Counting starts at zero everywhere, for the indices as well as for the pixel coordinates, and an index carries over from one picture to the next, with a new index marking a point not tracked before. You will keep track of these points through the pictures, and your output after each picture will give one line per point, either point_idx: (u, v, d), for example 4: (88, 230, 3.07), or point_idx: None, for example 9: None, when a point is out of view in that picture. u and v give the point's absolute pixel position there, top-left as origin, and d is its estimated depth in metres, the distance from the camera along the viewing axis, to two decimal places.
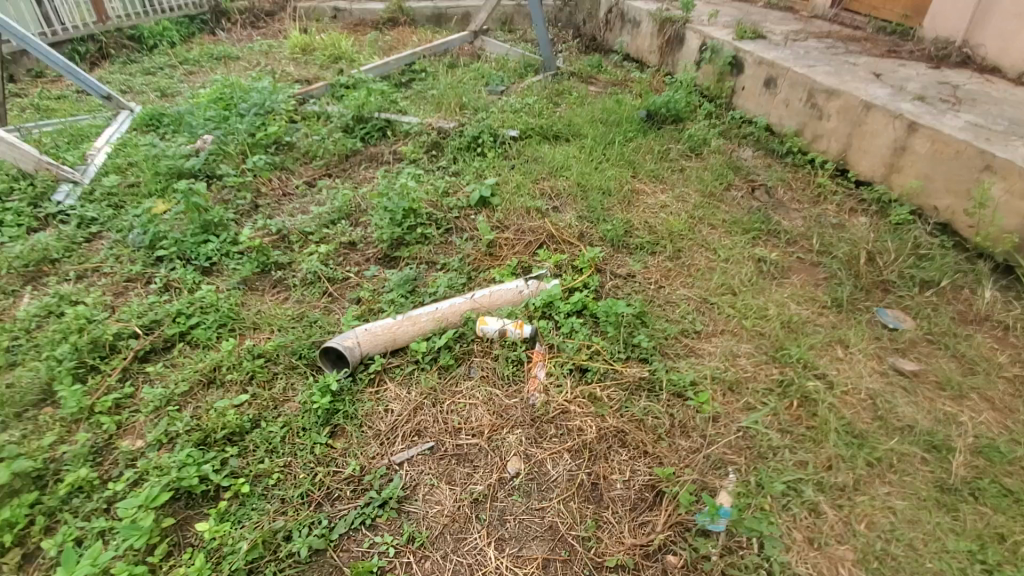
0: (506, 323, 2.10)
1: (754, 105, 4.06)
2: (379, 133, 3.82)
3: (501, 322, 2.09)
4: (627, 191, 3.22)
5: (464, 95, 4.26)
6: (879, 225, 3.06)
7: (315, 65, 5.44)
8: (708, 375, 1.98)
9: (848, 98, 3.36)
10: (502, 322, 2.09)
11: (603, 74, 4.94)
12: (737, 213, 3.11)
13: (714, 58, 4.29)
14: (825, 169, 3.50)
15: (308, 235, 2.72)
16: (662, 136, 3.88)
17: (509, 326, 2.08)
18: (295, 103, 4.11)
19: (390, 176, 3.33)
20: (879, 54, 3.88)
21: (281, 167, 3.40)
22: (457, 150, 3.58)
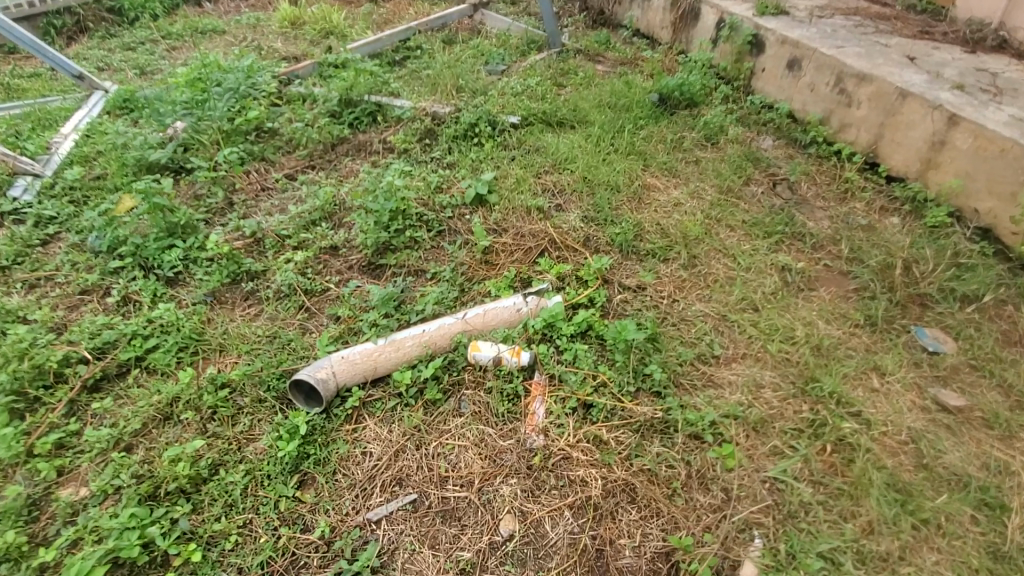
0: (501, 350, 1.86)
1: (774, 88, 3.73)
2: (369, 118, 3.51)
3: (496, 349, 1.86)
4: (638, 187, 2.94)
5: (461, 76, 3.94)
6: (912, 228, 2.79)
7: (305, 40, 5.09)
8: (728, 413, 1.75)
9: (882, 85, 3.04)
10: (497, 349, 1.86)
11: (612, 51, 4.59)
12: (757, 213, 2.83)
13: (732, 36, 3.93)
14: (852, 163, 3.19)
15: (284, 239, 2.47)
16: (675, 122, 3.57)
17: (505, 353, 1.85)
18: (279, 84, 3.80)
19: (379, 169, 3.05)
20: (913, 34, 3.54)
21: (260, 158, 3.12)
22: (452, 138, 3.29)
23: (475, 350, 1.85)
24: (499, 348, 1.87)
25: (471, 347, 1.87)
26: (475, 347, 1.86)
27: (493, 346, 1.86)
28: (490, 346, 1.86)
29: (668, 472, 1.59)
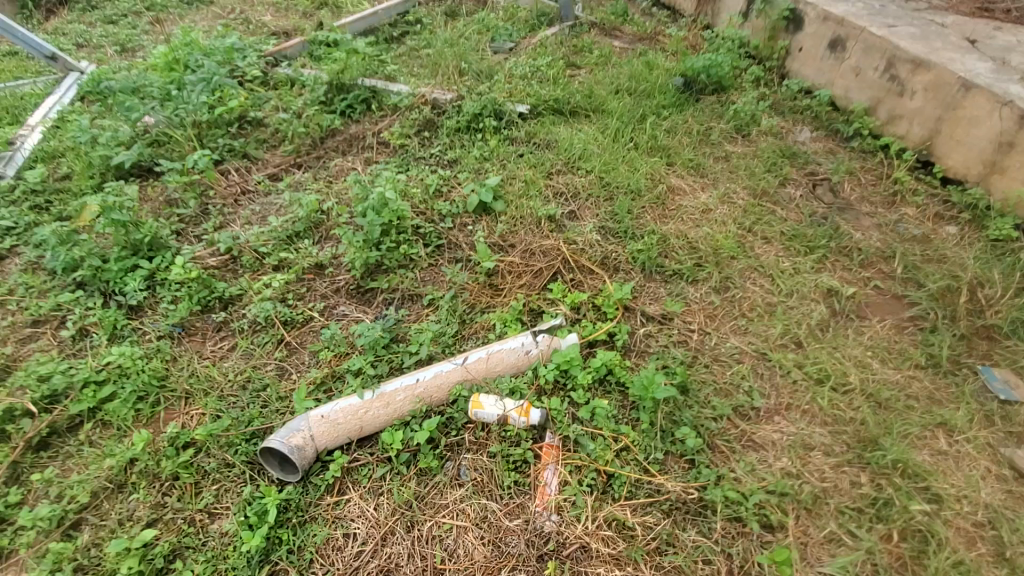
0: (507, 406, 1.60)
1: (813, 70, 3.33)
2: (363, 105, 3.14)
3: (501, 405, 1.60)
4: (661, 190, 2.58)
5: (465, 56, 3.56)
6: (972, 240, 2.46)
7: (297, 13, 4.68)
8: (773, 488, 1.49)
9: (941, 73, 2.67)
10: (502, 405, 1.60)
11: (630, 25, 4.17)
12: (795, 223, 2.51)
13: (766, 11, 3.52)
14: (903, 161, 2.82)
15: (263, 258, 2.20)
16: (701, 110, 3.20)
17: (512, 409, 1.59)
18: (264, 65, 3.44)
19: (372, 169, 2.73)
20: (971, 11, 3.13)
21: (242, 155, 2.82)
22: (453, 131, 2.95)
23: (477, 406, 1.59)
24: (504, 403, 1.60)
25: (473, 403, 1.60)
26: (476, 402, 1.60)
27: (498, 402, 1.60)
28: (494, 401, 1.60)
29: (705, 569, 1.34)
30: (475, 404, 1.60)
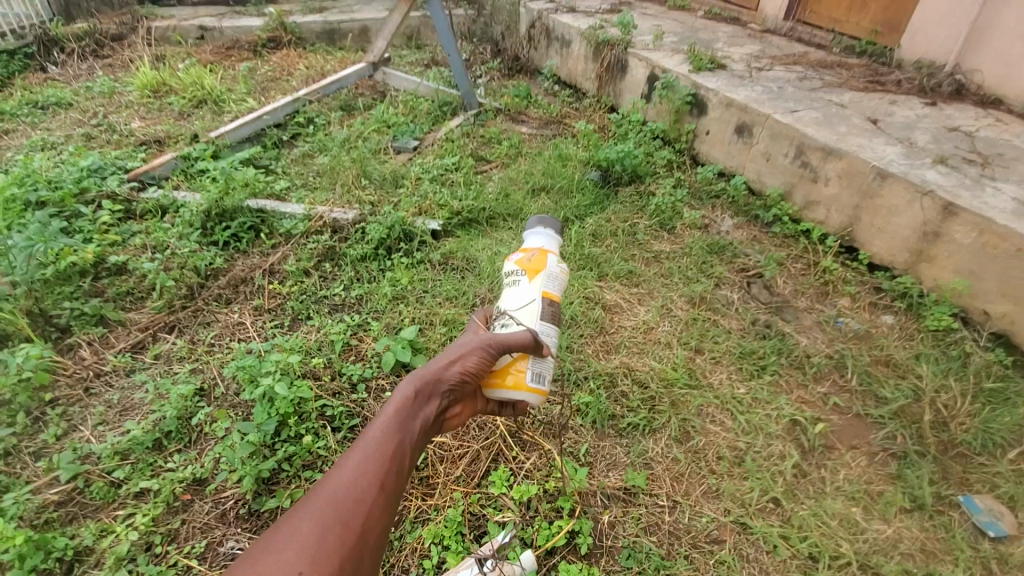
0: (547, 362, 1.32)
1: (722, 155, 3.15)
2: (250, 232, 2.80)
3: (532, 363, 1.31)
4: (598, 311, 2.33)
5: (366, 162, 3.29)
6: (912, 330, 2.26)
7: (169, 112, 4.16)
8: None
9: (854, 161, 2.45)
10: (538, 361, 1.31)
11: (535, 108, 4.10)
12: (741, 334, 2.29)
13: (668, 95, 3.35)
14: (828, 247, 2.62)
15: (120, 485, 1.73)
16: (617, 212, 2.94)
17: (550, 361, 1.34)
18: (127, 190, 3.00)
19: (264, 323, 2.35)
20: (863, 84, 3.06)
21: (95, 320, 2.33)
22: (356, 262, 2.60)
23: (505, 387, 1.31)
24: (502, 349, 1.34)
25: (500, 382, 1.31)
26: (518, 380, 1.30)
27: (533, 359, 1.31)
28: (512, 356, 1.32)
29: None
30: (512, 376, 1.30)
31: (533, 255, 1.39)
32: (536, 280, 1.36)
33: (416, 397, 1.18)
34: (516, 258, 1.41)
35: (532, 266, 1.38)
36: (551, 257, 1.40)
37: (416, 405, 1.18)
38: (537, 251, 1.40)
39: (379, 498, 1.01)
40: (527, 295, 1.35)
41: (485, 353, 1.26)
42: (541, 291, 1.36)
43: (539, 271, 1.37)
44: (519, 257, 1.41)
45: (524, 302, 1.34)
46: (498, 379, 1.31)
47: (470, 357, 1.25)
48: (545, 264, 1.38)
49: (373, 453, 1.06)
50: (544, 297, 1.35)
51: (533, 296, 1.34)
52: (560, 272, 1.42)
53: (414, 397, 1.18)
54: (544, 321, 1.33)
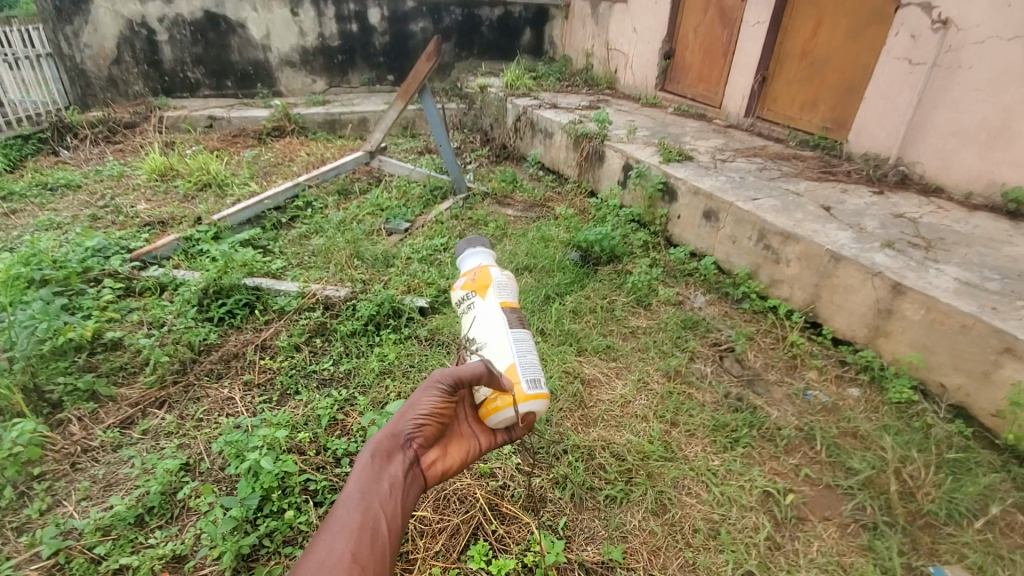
0: (529, 364, 1.44)
1: (693, 237, 3.38)
2: (245, 309, 2.92)
3: (519, 367, 1.41)
4: (576, 385, 2.43)
5: (360, 243, 3.49)
6: (877, 403, 2.36)
7: (175, 194, 4.40)
8: None
9: (809, 245, 2.66)
10: (521, 364, 1.43)
11: (521, 193, 4.40)
12: (714, 406, 2.39)
13: (641, 183, 3.65)
14: (794, 322, 2.77)
15: (97, 561, 1.73)
16: (596, 289, 3.12)
17: (531, 362, 1.46)
18: (128, 269, 3.14)
19: (253, 398, 2.42)
20: (817, 175, 3.36)
21: (86, 394, 2.38)
22: (347, 337, 2.72)
23: (505, 408, 1.37)
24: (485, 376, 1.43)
25: (500, 404, 1.38)
26: (516, 392, 1.37)
27: (519, 364, 1.43)
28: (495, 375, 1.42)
29: None
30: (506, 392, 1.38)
31: (475, 277, 1.65)
32: (487, 293, 1.59)
33: (375, 458, 1.28)
34: (463, 287, 1.67)
35: (481, 286, 1.61)
36: (491, 270, 1.66)
37: (378, 465, 1.28)
38: (480, 271, 1.66)
39: (351, 568, 1.09)
40: (485, 309, 1.56)
41: (435, 392, 1.34)
42: (495, 301, 1.58)
43: (487, 285, 1.61)
44: (466, 286, 1.65)
45: (484, 317, 1.55)
46: (497, 402, 1.38)
47: (421, 401, 1.34)
48: (489, 278, 1.63)
49: (337, 524, 1.16)
50: (500, 305, 1.56)
51: (495, 307, 1.55)
52: (506, 280, 1.65)
53: (374, 458, 1.28)
54: (509, 325, 1.51)
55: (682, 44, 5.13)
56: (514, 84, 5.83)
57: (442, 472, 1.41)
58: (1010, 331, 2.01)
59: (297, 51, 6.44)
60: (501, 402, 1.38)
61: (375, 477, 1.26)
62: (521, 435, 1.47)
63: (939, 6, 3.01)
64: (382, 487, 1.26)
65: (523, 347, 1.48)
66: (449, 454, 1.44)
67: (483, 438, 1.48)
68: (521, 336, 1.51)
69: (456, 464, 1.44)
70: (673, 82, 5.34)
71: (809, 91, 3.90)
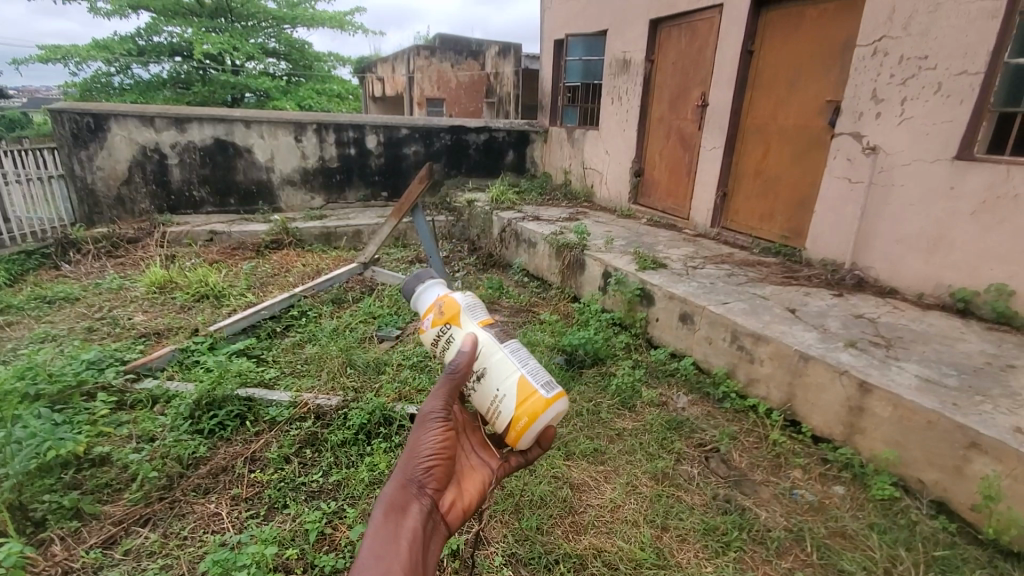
0: (533, 367, 1.29)
1: (672, 338, 3.56)
2: (236, 420, 2.95)
3: (529, 377, 1.26)
4: (565, 490, 2.46)
5: (352, 351, 3.61)
6: (862, 501, 2.40)
7: (172, 305, 4.54)
8: None
9: (779, 346, 2.83)
10: (529, 373, 1.28)
11: (508, 299, 4.61)
12: (703, 509, 2.40)
13: (620, 289, 3.89)
14: (774, 421, 2.87)
15: None
16: (583, 392, 3.22)
17: (534, 363, 1.31)
18: (122, 382, 3.19)
19: (240, 513, 2.38)
20: (781, 280, 3.64)
21: (69, 512, 2.33)
22: (338, 447, 2.75)
23: (533, 424, 1.24)
24: (495, 400, 1.27)
25: (527, 422, 1.24)
26: (539, 402, 1.24)
27: (529, 373, 1.27)
28: (506, 395, 1.26)
29: None
30: (528, 408, 1.24)
31: (441, 308, 1.36)
32: (464, 318, 1.33)
33: (390, 513, 1.15)
34: (430, 324, 1.37)
35: (451, 316, 1.34)
36: (453, 292, 1.39)
37: (394, 520, 1.14)
38: (442, 301, 1.37)
39: None
40: (471, 339, 1.31)
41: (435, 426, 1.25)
42: (475, 323, 1.33)
43: (459, 312, 1.34)
44: (432, 320, 1.36)
45: (472, 348, 1.30)
46: (524, 423, 1.24)
47: (422, 439, 1.24)
48: (458, 303, 1.36)
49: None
50: (482, 325, 1.33)
51: (476, 333, 1.32)
52: (473, 298, 1.40)
53: (389, 512, 1.15)
54: (500, 343, 1.31)
55: (650, 163, 5.69)
56: (499, 198, 6.30)
57: (461, 512, 1.32)
58: (973, 425, 2.12)
59: (298, 172, 6.95)
60: (525, 419, 1.24)
61: (393, 533, 1.12)
62: (536, 456, 1.43)
63: (867, 135, 3.47)
64: (405, 544, 1.12)
65: (522, 354, 1.32)
66: (465, 490, 1.35)
67: (492, 464, 1.43)
68: (514, 345, 1.33)
69: (475, 497, 1.36)
70: (645, 195, 5.84)
71: (766, 205, 4.32)
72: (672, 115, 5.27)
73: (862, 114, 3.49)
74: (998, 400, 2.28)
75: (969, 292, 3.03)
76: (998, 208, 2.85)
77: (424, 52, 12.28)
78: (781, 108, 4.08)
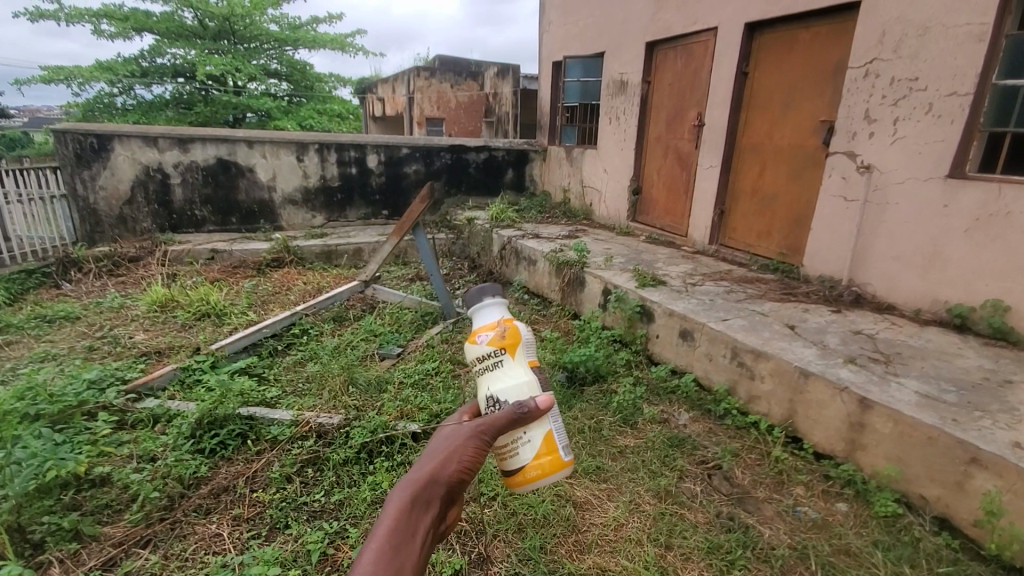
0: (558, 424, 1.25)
1: (672, 355, 3.58)
2: (237, 439, 2.95)
3: (554, 434, 1.23)
4: (568, 509, 2.45)
5: (353, 369, 3.62)
6: (865, 518, 2.39)
7: (173, 323, 4.55)
8: None
9: (779, 362, 2.84)
10: (557, 428, 1.25)
11: (508, 316, 4.63)
12: (707, 527, 2.39)
13: (621, 306, 3.92)
14: (775, 437, 2.87)
15: None
16: (584, 409, 3.23)
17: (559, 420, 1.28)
18: (123, 401, 3.18)
19: (241, 534, 2.37)
20: (779, 297, 3.67)
21: (69, 534, 2.32)
22: (339, 466, 2.74)
23: (543, 477, 1.21)
24: (517, 442, 1.21)
25: (537, 475, 1.21)
26: (556, 463, 1.21)
27: (556, 430, 1.24)
28: (530, 442, 1.21)
29: None
30: (543, 462, 1.21)
31: (503, 330, 1.24)
32: (521, 352, 1.25)
33: (412, 506, 1.01)
34: (485, 340, 1.23)
35: (511, 342, 1.23)
36: (516, 321, 1.28)
37: (411, 516, 1.00)
38: (505, 324, 1.25)
39: None
40: (519, 376, 1.23)
41: (479, 442, 1.15)
42: (527, 362, 1.25)
43: (520, 345, 1.25)
44: (491, 339, 1.23)
45: (517, 385, 1.22)
46: (533, 474, 1.21)
47: (462, 449, 1.13)
48: (521, 333, 1.26)
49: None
50: (533, 367, 1.26)
51: (525, 370, 1.23)
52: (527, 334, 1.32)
53: (411, 504, 1.02)
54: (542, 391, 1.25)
55: (648, 182, 5.76)
56: (499, 216, 6.36)
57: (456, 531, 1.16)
58: (972, 440, 2.14)
59: (299, 191, 7.02)
60: (536, 471, 1.21)
61: (407, 529, 0.98)
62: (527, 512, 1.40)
63: (861, 154, 3.53)
64: (417, 547, 0.97)
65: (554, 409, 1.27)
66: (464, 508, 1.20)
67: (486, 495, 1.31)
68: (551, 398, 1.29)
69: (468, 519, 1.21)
70: (643, 213, 5.90)
71: (763, 222, 4.37)
72: (669, 135, 5.36)
73: (856, 134, 3.56)
74: (997, 415, 2.29)
75: (965, 308, 3.06)
76: (992, 225, 2.90)
77: (424, 73, 12.47)
78: (777, 127, 4.16)
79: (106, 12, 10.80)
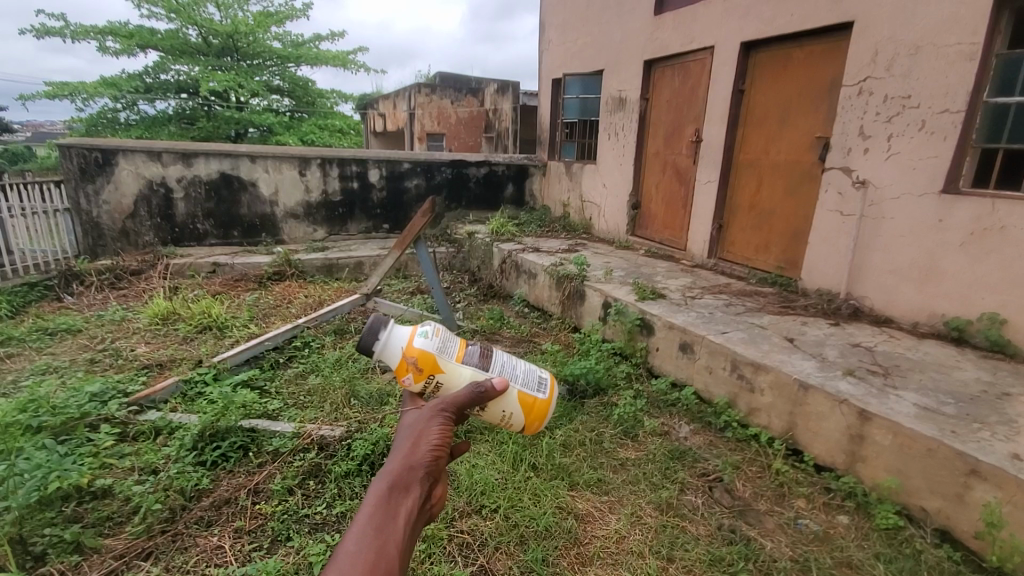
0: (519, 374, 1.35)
1: (672, 368, 3.60)
2: (239, 452, 2.95)
3: (525, 386, 1.34)
4: (570, 521, 2.46)
5: (355, 382, 3.64)
6: (866, 531, 2.39)
7: (175, 336, 4.57)
8: None
9: (779, 375, 2.87)
10: (523, 384, 1.35)
11: (509, 329, 4.66)
12: (708, 540, 2.39)
13: (621, 319, 3.95)
14: (776, 450, 2.88)
15: None
16: (585, 421, 3.24)
17: (518, 370, 1.37)
18: (125, 413, 3.19)
19: (243, 546, 2.37)
20: (778, 310, 3.70)
21: (70, 546, 2.31)
22: (341, 478, 2.75)
23: (538, 423, 1.35)
24: (503, 416, 1.33)
25: (540, 421, 1.37)
26: (544, 402, 1.36)
27: (524, 382, 1.35)
28: (512, 409, 1.32)
29: None
30: (536, 411, 1.35)
31: (415, 362, 1.27)
32: (445, 361, 1.28)
33: (389, 493, 1.00)
34: (410, 379, 1.29)
35: (431, 366, 1.27)
36: (417, 339, 1.29)
37: (389, 504, 0.98)
38: (415, 352, 1.27)
39: None
40: (460, 378, 1.28)
41: (442, 420, 1.15)
42: (456, 361, 1.29)
43: (436, 359, 1.27)
44: (411, 378, 1.28)
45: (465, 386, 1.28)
46: (537, 423, 1.37)
47: (427, 428, 1.13)
48: (429, 350, 1.27)
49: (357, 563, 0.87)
50: (462, 360, 1.30)
51: (462, 373, 1.28)
52: (436, 333, 1.32)
53: (388, 492, 1.00)
54: (487, 367, 1.31)
55: (647, 197, 5.82)
56: (500, 230, 6.42)
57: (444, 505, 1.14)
58: (971, 452, 2.15)
59: (301, 205, 7.08)
60: (535, 420, 1.36)
61: (389, 516, 0.97)
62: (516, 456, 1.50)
63: (856, 169, 3.59)
64: (397, 529, 0.96)
65: (509, 365, 1.36)
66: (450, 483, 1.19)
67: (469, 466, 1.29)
68: (496, 358, 1.34)
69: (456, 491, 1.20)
70: (642, 228, 5.95)
71: (761, 237, 4.42)
72: (667, 151, 5.43)
73: (850, 150, 3.62)
74: (995, 427, 2.31)
75: (962, 321, 3.09)
76: (986, 239, 2.95)
77: (425, 90, 12.66)
78: (773, 143, 4.23)
79: (112, 29, 10.98)
